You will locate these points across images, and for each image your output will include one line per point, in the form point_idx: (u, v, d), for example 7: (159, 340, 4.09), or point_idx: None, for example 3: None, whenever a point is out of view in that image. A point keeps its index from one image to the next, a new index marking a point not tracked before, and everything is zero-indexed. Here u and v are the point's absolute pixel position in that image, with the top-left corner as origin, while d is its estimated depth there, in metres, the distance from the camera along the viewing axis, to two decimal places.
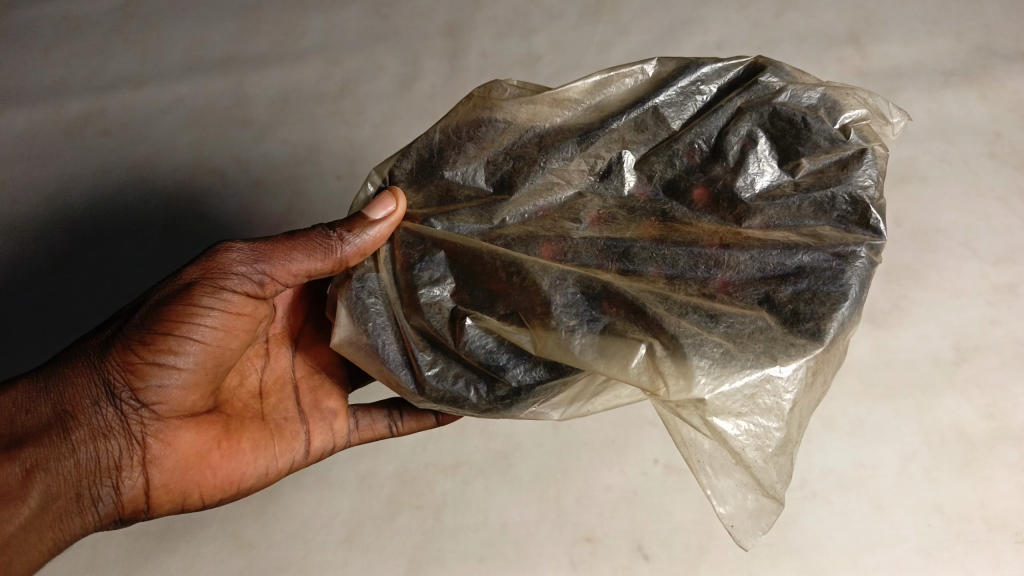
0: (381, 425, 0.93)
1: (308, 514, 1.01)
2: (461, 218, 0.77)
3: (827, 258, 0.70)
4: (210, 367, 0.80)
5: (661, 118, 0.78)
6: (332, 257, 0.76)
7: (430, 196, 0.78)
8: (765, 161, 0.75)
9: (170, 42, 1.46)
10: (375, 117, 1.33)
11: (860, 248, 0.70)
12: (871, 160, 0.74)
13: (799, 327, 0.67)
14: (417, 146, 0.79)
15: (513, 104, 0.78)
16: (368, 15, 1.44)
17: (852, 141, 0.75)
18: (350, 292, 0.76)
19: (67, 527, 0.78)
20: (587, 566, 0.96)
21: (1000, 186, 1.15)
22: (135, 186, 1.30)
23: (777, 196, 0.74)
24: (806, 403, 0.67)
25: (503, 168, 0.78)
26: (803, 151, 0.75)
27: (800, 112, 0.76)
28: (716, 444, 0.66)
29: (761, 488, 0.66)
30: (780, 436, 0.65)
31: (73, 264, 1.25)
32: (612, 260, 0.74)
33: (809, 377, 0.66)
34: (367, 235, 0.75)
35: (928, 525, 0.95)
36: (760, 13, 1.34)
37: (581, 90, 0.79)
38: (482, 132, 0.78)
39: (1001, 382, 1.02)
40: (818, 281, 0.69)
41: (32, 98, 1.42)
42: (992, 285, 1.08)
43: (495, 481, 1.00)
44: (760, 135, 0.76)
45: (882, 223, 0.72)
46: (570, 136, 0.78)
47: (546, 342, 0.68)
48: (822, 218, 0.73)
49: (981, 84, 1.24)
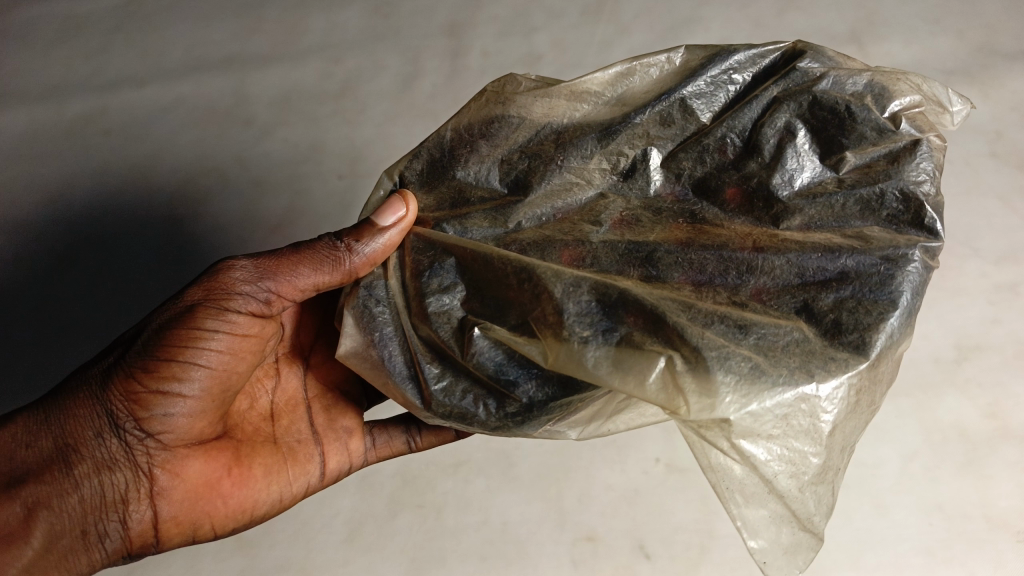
0: (398, 442, 0.94)
1: (309, 513, 1.01)
2: (474, 222, 0.76)
3: (875, 262, 0.68)
4: (217, 393, 0.79)
5: (690, 110, 0.78)
6: (341, 269, 0.77)
7: (441, 198, 0.78)
8: (806, 157, 0.74)
9: (170, 41, 1.46)
10: (376, 117, 1.33)
11: (913, 251, 0.68)
12: (925, 154, 0.72)
13: (841, 339, 0.65)
14: (429, 145, 0.80)
15: (532, 101, 0.79)
16: (370, 14, 1.44)
17: (901, 132, 0.74)
18: (358, 300, 0.76)
19: (74, 565, 0.78)
20: (588, 565, 0.96)
21: (1001, 186, 1.15)
22: (135, 185, 1.30)
23: (819, 194, 0.73)
24: (848, 426, 0.65)
25: (518, 167, 0.78)
26: (848, 144, 0.74)
27: (843, 101, 0.75)
28: (746, 471, 0.64)
29: (797, 520, 0.64)
30: (817, 463, 0.64)
31: (72, 264, 1.25)
32: (635, 265, 0.73)
33: (851, 399, 0.64)
34: (377, 243, 0.75)
35: None
36: (762, 12, 1.34)
37: (601, 82, 0.80)
38: (494, 129, 0.79)
39: (1002, 382, 1.01)
40: (863, 288, 0.67)
41: (32, 98, 1.42)
42: (994, 284, 1.08)
43: (496, 481, 1.00)
44: (798, 127, 0.75)
45: (938, 223, 0.70)
46: (590, 132, 0.78)
47: (557, 355, 0.67)
48: (870, 218, 0.72)
49: (982, 84, 1.24)
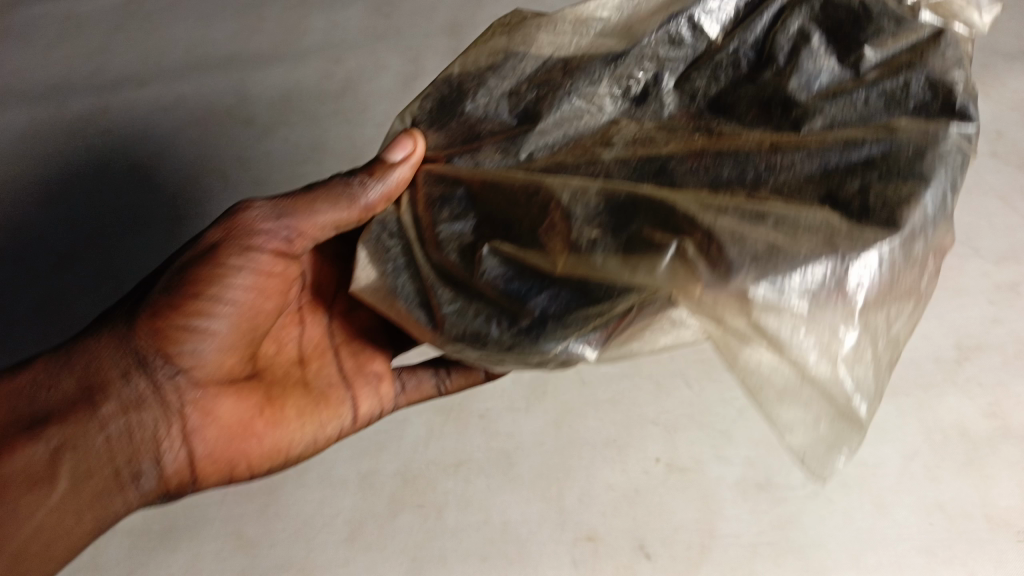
0: (427, 384, 0.98)
1: (309, 512, 1.01)
2: (486, 155, 0.76)
3: (901, 147, 0.62)
4: (245, 328, 0.81)
5: (698, 28, 0.80)
6: (356, 206, 0.78)
7: (454, 135, 0.79)
8: (822, 59, 0.73)
9: (172, 41, 1.46)
10: (376, 116, 1.33)
11: (945, 130, 0.63)
12: (949, 41, 0.70)
13: (869, 219, 0.59)
14: (436, 86, 0.81)
15: (537, 32, 0.80)
16: (371, 14, 1.44)
17: (922, 25, 0.72)
18: (372, 235, 0.78)
19: (110, 506, 0.73)
20: (589, 565, 0.95)
21: (1002, 185, 1.15)
22: (137, 185, 1.31)
23: (838, 93, 0.70)
24: (885, 311, 0.60)
25: (526, 99, 0.78)
26: (869, 41, 0.73)
27: (857, 0, 0.75)
28: (778, 361, 0.58)
29: (835, 408, 0.59)
30: (849, 346, 0.59)
31: (74, 263, 1.25)
32: (646, 178, 0.69)
33: (892, 276, 0.59)
34: (390, 179, 0.77)
35: (930, 524, 0.93)
36: None
37: (611, 9, 0.82)
38: (501, 61, 0.79)
39: (1002, 382, 1.00)
40: (893, 169, 0.61)
41: (33, 97, 1.43)
42: (994, 284, 1.07)
43: (497, 480, 1.00)
44: (810, 29, 0.75)
45: (972, 105, 0.65)
46: (596, 59, 0.78)
47: (564, 261, 0.65)
48: (895, 111, 0.68)
49: (983, 83, 1.24)
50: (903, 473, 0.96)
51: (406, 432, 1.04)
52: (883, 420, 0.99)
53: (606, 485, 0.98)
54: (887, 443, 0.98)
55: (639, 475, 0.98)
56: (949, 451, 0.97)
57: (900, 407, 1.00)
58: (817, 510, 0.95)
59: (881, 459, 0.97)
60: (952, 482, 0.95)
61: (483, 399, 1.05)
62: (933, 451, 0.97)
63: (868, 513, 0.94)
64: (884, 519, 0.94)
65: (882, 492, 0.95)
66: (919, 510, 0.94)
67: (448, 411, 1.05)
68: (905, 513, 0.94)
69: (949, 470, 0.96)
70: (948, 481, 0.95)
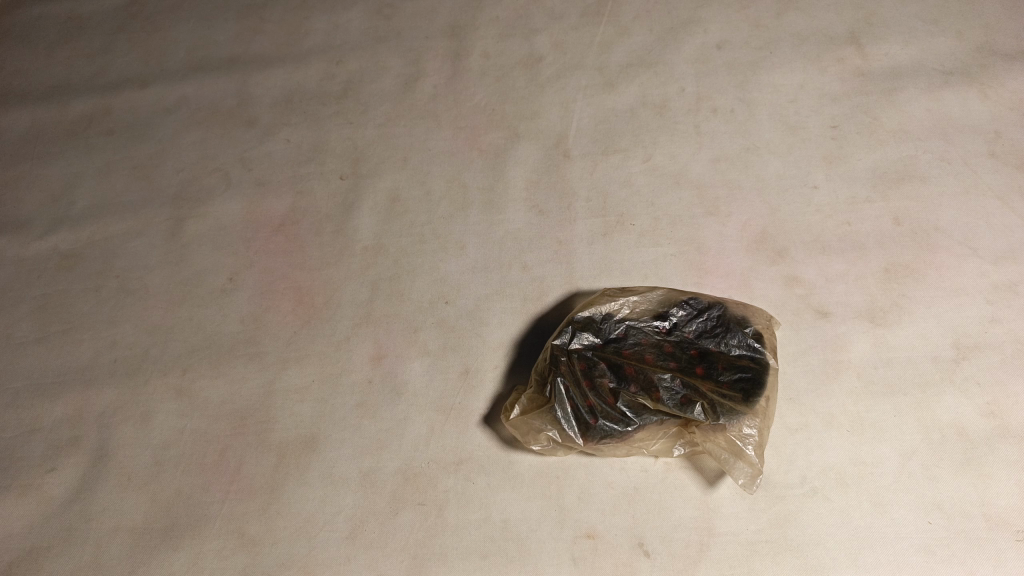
0: None
1: (310, 510, 1.02)
2: (580, 185, 1.22)
3: (860, 196, 1.16)
4: None
5: (722, 104, 1.27)
6: None
7: (543, 166, 1.24)
8: (877, 113, 1.23)
9: (174, 43, 1.47)
10: (378, 117, 1.34)
11: (962, 168, 1.17)
12: (953, 103, 1.23)
13: (848, 241, 1.13)
14: (533, 136, 1.27)
15: (607, 97, 1.30)
16: (372, 16, 1.45)
17: (947, 93, 1.24)
18: None
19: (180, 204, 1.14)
20: (588, 562, 0.95)
21: (1000, 186, 1.15)
22: (140, 186, 1.32)
23: (879, 139, 1.21)
24: (880, 334, 1.05)
25: (597, 146, 1.25)
26: (894, 99, 1.24)
27: (849, 79, 1.27)
28: (808, 372, 1.03)
29: (857, 399, 1.01)
30: (861, 359, 1.04)
31: (76, 263, 1.26)
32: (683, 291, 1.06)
33: (866, 305, 1.08)
34: None
35: (928, 522, 0.93)
36: (760, 13, 1.35)
37: (696, 87, 1.29)
38: (576, 121, 1.28)
39: (1001, 380, 1.01)
40: (845, 211, 1.15)
41: (33, 98, 1.44)
42: (992, 283, 1.08)
43: (497, 478, 1.01)
44: (912, 89, 1.25)
45: (989, 147, 1.18)
46: (649, 124, 1.26)
47: (662, 407, 0.97)
48: (920, 150, 1.19)
49: (981, 83, 1.24)
50: (901, 472, 0.96)
51: (406, 431, 1.05)
52: (881, 419, 0.99)
53: (605, 484, 0.98)
54: (885, 441, 0.98)
55: (638, 473, 0.99)
56: (948, 450, 0.97)
57: (899, 406, 1.00)
58: (816, 508, 0.95)
59: (879, 458, 0.97)
60: (951, 480, 0.95)
61: (481, 399, 1.06)
62: (931, 450, 0.97)
63: (866, 511, 0.94)
64: (883, 517, 0.94)
65: (880, 490, 0.95)
66: (917, 508, 0.94)
67: (448, 410, 1.06)
68: (902, 512, 0.94)
69: (947, 469, 0.96)
70: (946, 479, 0.95)
